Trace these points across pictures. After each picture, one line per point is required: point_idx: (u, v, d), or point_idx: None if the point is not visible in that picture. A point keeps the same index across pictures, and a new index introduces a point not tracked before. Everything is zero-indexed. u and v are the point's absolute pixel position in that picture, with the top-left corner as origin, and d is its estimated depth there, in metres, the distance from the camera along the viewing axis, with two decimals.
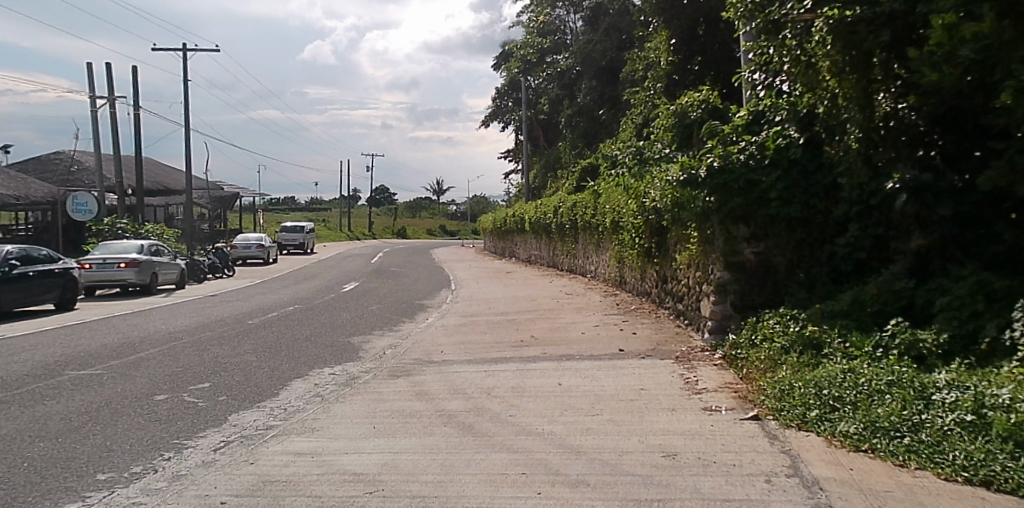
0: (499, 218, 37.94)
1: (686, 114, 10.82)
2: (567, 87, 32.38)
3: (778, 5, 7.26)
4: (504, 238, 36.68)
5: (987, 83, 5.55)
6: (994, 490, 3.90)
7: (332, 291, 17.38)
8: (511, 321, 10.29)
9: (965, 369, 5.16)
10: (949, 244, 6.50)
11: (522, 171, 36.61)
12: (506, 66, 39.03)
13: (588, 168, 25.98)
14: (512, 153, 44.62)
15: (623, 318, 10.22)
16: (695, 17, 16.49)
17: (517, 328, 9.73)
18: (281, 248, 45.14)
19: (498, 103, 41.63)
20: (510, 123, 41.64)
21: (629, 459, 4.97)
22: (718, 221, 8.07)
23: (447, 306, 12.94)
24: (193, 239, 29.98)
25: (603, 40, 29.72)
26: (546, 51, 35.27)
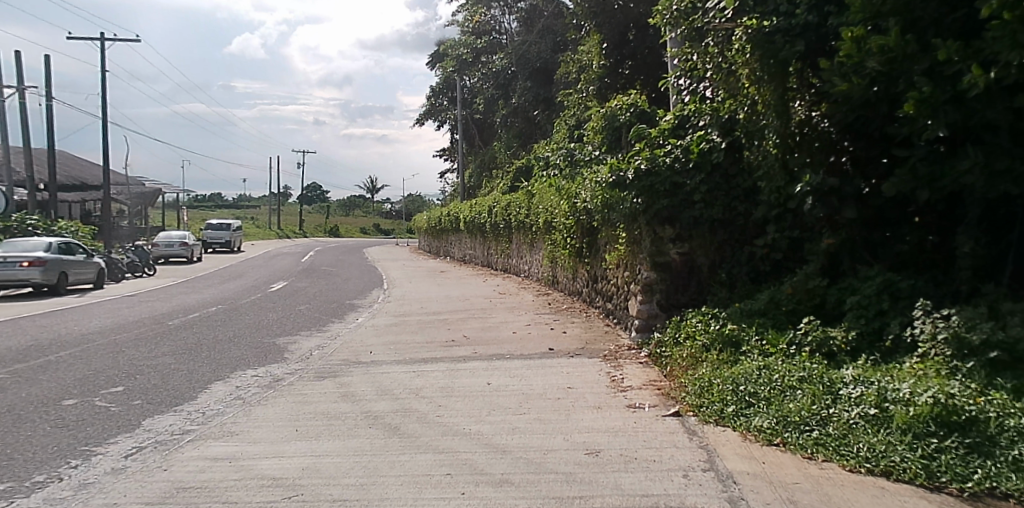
0: (434, 217, 37.51)
1: (616, 117, 11.14)
2: (501, 86, 32.39)
3: (701, 12, 7.42)
4: (439, 238, 36.24)
5: (892, 94, 5.88)
6: (894, 480, 4.28)
7: (259, 291, 16.95)
8: (443, 321, 10.24)
9: (871, 365, 5.56)
10: (858, 247, 6.83)
11: (459, 170, 36.38)
12: (442, 66, 38.90)
13: (522, 167, 25.95)
14: (448, 152, 44.41)
15: (554, 318, 10.29)
16: (626, 23, 16.58)
17: (448, 328, 9.72)
18: (207, 247, 43.57)
19: (432, 102, 41.22)
20: (445, 122, 41.38)
21: (553, 458, 5.05)
22: (645, 222, 8.14)
23: (377, 306, 12.76)
24: (112, 237, 28.66)
25: (538, 41, 29.76)
26: (480, 52, 35.44)
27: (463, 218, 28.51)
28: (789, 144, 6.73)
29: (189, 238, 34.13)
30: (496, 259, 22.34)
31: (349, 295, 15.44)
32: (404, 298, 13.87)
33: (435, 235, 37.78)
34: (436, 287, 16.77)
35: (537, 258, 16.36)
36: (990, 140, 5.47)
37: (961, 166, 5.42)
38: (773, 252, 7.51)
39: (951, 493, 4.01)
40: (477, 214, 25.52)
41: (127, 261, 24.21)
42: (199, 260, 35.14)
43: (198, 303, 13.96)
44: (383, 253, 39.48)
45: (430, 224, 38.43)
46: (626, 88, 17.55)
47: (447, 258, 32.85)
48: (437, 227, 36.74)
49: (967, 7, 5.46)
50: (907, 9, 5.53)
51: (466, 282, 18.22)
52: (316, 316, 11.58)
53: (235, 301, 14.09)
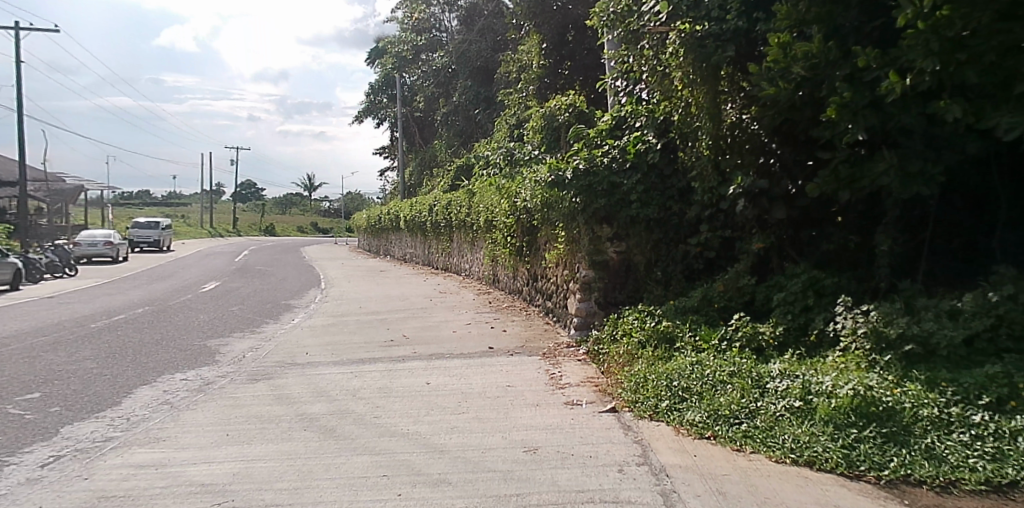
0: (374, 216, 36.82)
1: (554, 118, 11.34)
2: (441, 85, 32.14)
3: (637, 16, 7.55)
4: (380, 237, 35.66)
5: (816, 98, 6.12)
6: (817, 469, 4.52)
7: (190, 292, 16.38)
8: (381, 321, 10.13)
9: (796, 359, 5.86)
10: (786, 245, 7.11)
11: (399, 169, 35.97)
12: (382, 63, 38.40)
13: (463, 167, 25.85)
14: (387, 150, 43.78)
15: (494, 316, 10.31)
16: (565, 24, 16.97)
17: (386, 327, 9.62)
18: (135, 246, 41.78)
19: (372, 99, 40.64)
20: (386, 120, 40.86)
21: (491, 456, 5.08)
22: (583, 222, 8.25)
23: (315, 306, 12.52)
24: (30, 235, 27.15)
25: (478, 40, 29.66)
26: (420, 50, 35.16)
27: (403, 217, 28.12)
28: (721, 145, 6.97)
29: (114, 238, 32.67)
30: (437, 258, 22.20)
31: (284, 295, 15.10)
32: (343, 298, 13.64)
33: (375, 234, 36.96)
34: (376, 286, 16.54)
35: (478, 257, 16.34)
36: (904, 144, 5.78)
37: (878, 168, 5.70)
38: (706, 250, 7.72)
39: (870, 480, 4.31)
40: (417, 213, 25.24)
41: (46, 261, 23.02)
42: (126, 260, 33.62)
43: (124, 305, 13.41)
44: (321, 253, 37.53)
45: (371, 223, 37.78)
46: (564, 88, 17.69)
47: (387, 258, 32.34)
48: (377, 226, 36.15)
49: (884, 16, 5.74)
50: (830, 17, 5.77)
51: (406, 281, 18.03)
52: (251, 317, 11.26)
53: (164, 302, 13.57)
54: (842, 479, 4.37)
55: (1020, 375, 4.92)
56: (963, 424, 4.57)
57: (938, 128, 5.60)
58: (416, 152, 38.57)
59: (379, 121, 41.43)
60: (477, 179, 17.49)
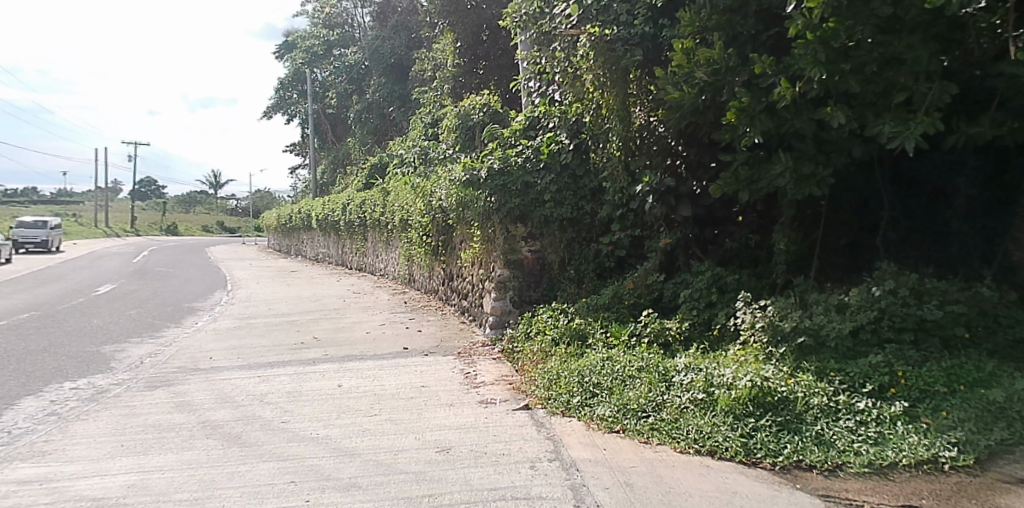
0: (284, 215, 35.51)
1: (467, 117, 11.30)
2: (354, 81, 31.26)
3: (549, 17, 7.66)
4: (292, 236, 34.44)
5: (718, 103, 6.40)
6: (718, 458, 4.72)
7: (83, 295, 15.38)
8: (292, 324, 9.83)
9: (700, 353, 6.13)
10: (691, 243, 7.41)
11: (311, 167, 34.74)
12: (292, 57, 37.16)
13: (379, 164, 24.96)
14: (299, 147, 42.21)
15: (409, 317, 10.20)
16: (479, 24, 16.68)
17: (297, 330, 9.33)
18: (21, 246, 38.72)
19: (284, 95, 39.30)
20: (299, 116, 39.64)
21: (402, 458, 5.02)
22: (498, 221, 8.28)
23: (221, 309, 12.01)
24: None
25: (393, 36, 29.10)
26: (332, 45, 34.19)
27: (316, 216, 27.31)
28: (630, 147, 7.21)
29: None
30: (351, 258, 21.70)
31: (188, 297, 14.42)
32: (250, 300, 13.13)
33: (287, 234, 35.69)
34: (288, 287, 16.02)
35: (393, 257, 16.10)
36: (799, 147, 6.09)
37: (775, 170, 6.02)
38: (617, 249, 7.92)
39: (765, 466, 4.57)
40: (330, 212, 24.57)
41: None
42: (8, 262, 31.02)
43: (6, 310, 12.40)
44: (227, 254, 35.90)
45: (283, 223, 36.45)
46: (480, 88, 17.61)
47: (299, 258, 31.26)
48: (289, 225, 34.88)
49: (779, 26, 6.08)
50: (730, 25, 6.04)
51: (320, 282, 17.54)
52: (150, 321, 10.67)
53: (52, 307, 12.66)
54: (740, 466, 4.60)
55: (898, 364, 5.37)
56: (848, 411, 4.95)
57: (827, 133, 5.96)
58: (329, 149, 37.33)
59: (292, 117, 40.00)
60: (392, 178, 17.21)
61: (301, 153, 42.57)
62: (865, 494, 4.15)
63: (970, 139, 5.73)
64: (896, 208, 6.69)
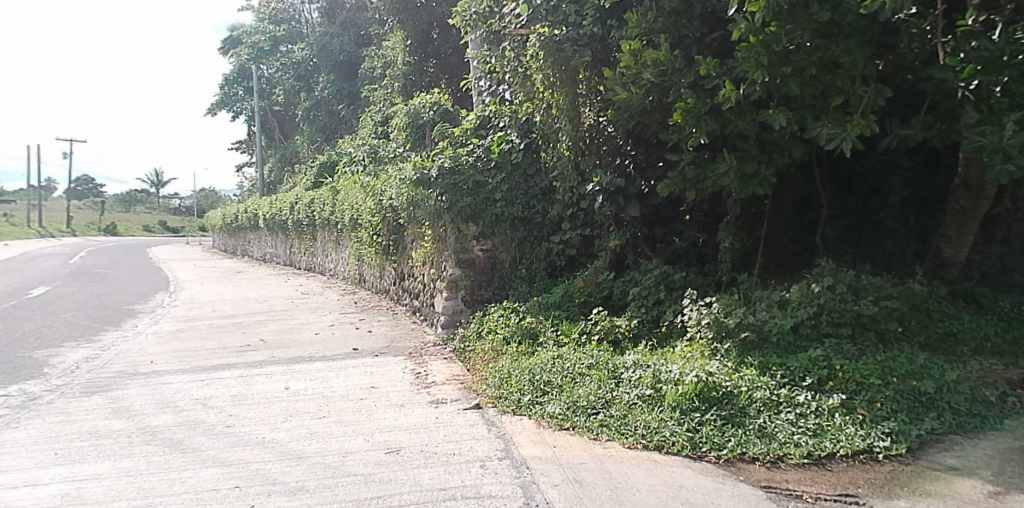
0: (230, 214, 34.54)
1: (418, 115, 11.34)
2: (302, 79, 30.51)
3: (499, 17, 7.66)
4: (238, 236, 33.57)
5: (665, 103, 6.51)
6: (665, 452, 4.81)
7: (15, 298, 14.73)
8: (238, 325, 9.61)
9: (649, 349, 6.23)
10: (640, 242, 7.54)
11: (257, 164, 33.88)
12: (238, 52, 36.24)
13: (324, 161, 24.32)
14: (246, 144, 41.20)
15: (359, 317, 10.10)
16: (429, 21, 16.60)
17: (243, 332, 9.12)
18: None
19: (229, 91, 38.24)
20: (244, 112, 38.58)
21: (351, 460, 4.97)
22: (450, 220, 8.24)
23: (164, 311, 11.65)
24: None
25: (342, 33, 28.58)
26: (280, 41, 33.52)
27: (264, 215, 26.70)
28: (580, 147, 7.29)
29: None
30: (300, 258, 21.29)
31: (128, 300, 13.95)
32: (195, 302, 12.77)
33: (233, 233, 34.75)
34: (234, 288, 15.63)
35: (343, 257, 15.88)
36: (743, 147, 6.23)
37: (719, 170, 6.16)
38: (568, 247, 8.00)
39: (711, 460, 4.67)
40: (278, 211, 23.99)
41: None
42: None
43: None
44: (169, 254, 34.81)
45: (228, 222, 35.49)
46: (430, 86, 17.48)
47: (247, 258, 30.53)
48: (235, 224, 33.98)
49: (722, 29, 6.23)
50: (676, 27, 6.15)
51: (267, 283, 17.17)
52: (88, 324, 10.28)
53: None
54: (686, 460, 4.69)
55: (836, 358, 5.55)
56: (789, 404, 5.10)
57: (769, 134, 6.12)
58: (274, 148, 36.09)
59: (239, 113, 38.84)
60: (342, 177, 16.97)
61: (248, 151, 41.46)
62: (804, 484, 4.28)
63: (903, 141, 5.97)
64: (835, 208, 6.94)
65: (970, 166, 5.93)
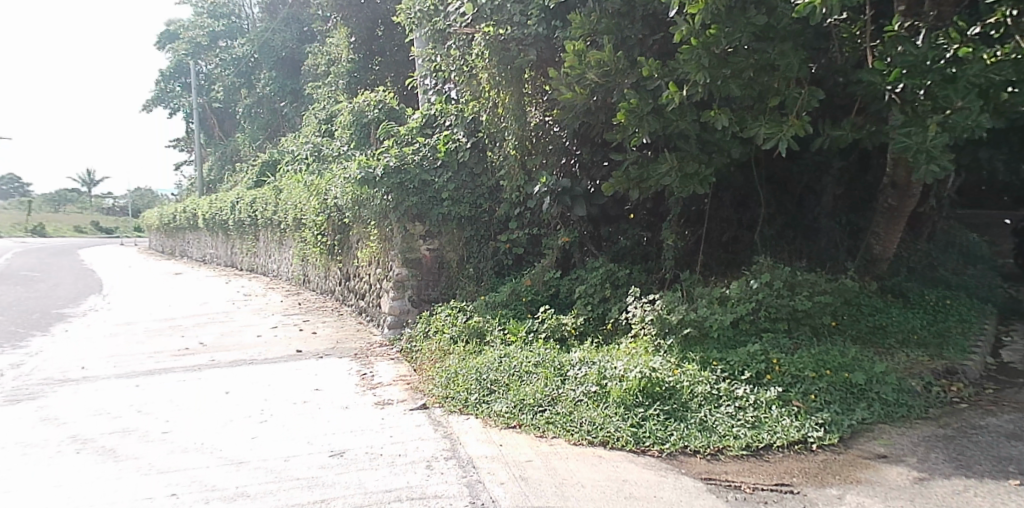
0: (167, 213, 33.32)
1: (363, 113, 11.23)
2: (242, 75, 29.87)
3: (443, 15, 7.58)
4: (176, 236, 32.43)
5: (609, 103, 6.60)
6: (609, 448, 4.86)
7: None
8: (176, 328, 9.31)
9: (594, 347, 6.31)
10: (586, 240, 7.64)
11: (196, 162, 32.86)
12: (174, 47, 34.94)
13: (266, 161, 23.58)
14: (184, 142, 39.86)
15: (303, 318, 9.92)
16: (373, 18, 16.47)
17: (182, 335, 8.85)
18: None
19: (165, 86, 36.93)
20: (181, 108, 37.30)
21: (294, 464, 4.88)
22: (396, 220, 8.16)
23: (97, 314, 11.19)
24: None
25: (283, 28, 27.69)
26: (218, 36, 32.90)
27: (202, 214, 25.83)
28: (526, 146, 7.43)
29: None
30: (241, 259, 20.72)
31: (58, 304, 13.33)
32: (130, 305, 12.30)
33: (171, 234, 33.52)
34: (171, 290, 15.11)
35: (287, 257, 15.54)
36: (684, 147, 6.35)
37: (662, 169, 6.28)
38: (515, 246, 8.04)
39: (654, 454, 4.75)
40: (218, 211, 23.20)
41: None
42: None
43: None
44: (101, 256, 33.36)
45: (165, 222, 34.20)
46: (375, 84, 17.25)
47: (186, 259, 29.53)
48: (172, 224, 32.78)
49: (664, 31, 6.34)
50: (618, 28, 6.23)
51: (206, 284, 16.65)
52: (14, 330, 9.80)
53: None
54: (630, 455, 4.76)
55: (773, 352, 5.72)
56: (729, 398, 5.23)
57: (709, 134, 6.27)
58: (215, 145, 35.01)
59: (176, 109, 37.54)
60: (285, 176, 16.62)
61: (189, 149, 40.08)
62: (743, 475, 4.39)
63: (835, 141, 6.20)
64: (772, 206, 7.17)
65: (898, 166, 6.19)
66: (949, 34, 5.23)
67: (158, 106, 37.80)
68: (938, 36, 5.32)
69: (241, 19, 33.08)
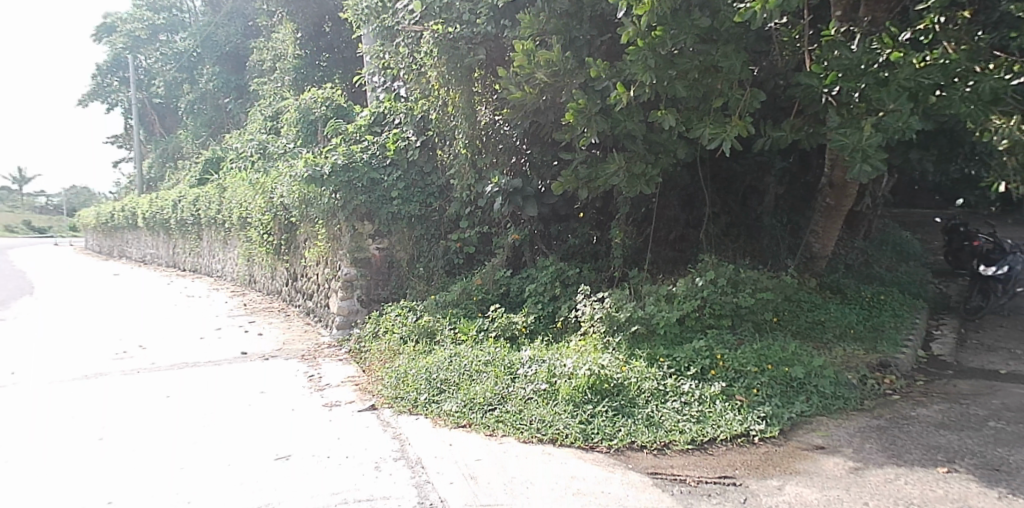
0: (104, 213, 32.03)
1: (310, 110, 11.07)
2: (184, 70, 28.68)
3: (391, 12, 7.48)
4: (115, 236, 31.22)
5: (559, 103, 6.65)
6: (558, 445, 4.89)
7: None
8: (114, 331, 8.99)
9: (543, 345, 6.34)
10: (536, 239, 7.69)
11: (135, 160, 31.75)
12: (110, 40, 33.63)
13: (210, 159, 22.72)
14: (123, 139, 38.39)
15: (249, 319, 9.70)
16: (321, 14, 16.50)
17: (120, 338, 8.54)
18: None
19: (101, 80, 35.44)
20: (119, 104, 35.93)
21: (238, 468, 4.77)
22: (344, 219, 8.07)
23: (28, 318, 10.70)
24: None
25: (227, 23, 27.18)
26: (157, 30, 31.68)
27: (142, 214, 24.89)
28: (476, 145, 7.43)
29: None
30: (184, 259, 20.09)
31: None
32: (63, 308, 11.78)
33: (109, 234, 32.23)
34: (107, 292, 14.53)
35: (231, 258, 15.16)
36: (632, 147, 6.44)
37: (610, 169, 6.36)
38: (465, 246, 8.03)
39: (602, 450, 4.80)
40: (159, 209, 22.43)
41: None
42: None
43: None
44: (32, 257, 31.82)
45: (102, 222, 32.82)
46: (322, 81, 17.00)
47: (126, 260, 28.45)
48: (110, 224, 31.49)
49: (612, 32, 6.42)
50: (567, 29, 6.27)
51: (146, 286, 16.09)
52: None
53: None
54: (578, 451, 4.79)
55: (717, 348, 5.85)
56: (675, 393, 5.33)
57: (656, 135, 6.37)
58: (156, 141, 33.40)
59: (114, 105, 36.12)
60: (229, 174, 16.23)
61: (129, 146, 38.66)
62: (688, 469, 4.48)
63: (776, 142, 6.37)
64: (717, 206, 7.33)
65: (835, 166, 6.41)
66: (882, 39, 5.43)
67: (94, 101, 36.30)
68: (872, 41, 5.53)
69: (185, 12, 32.25)
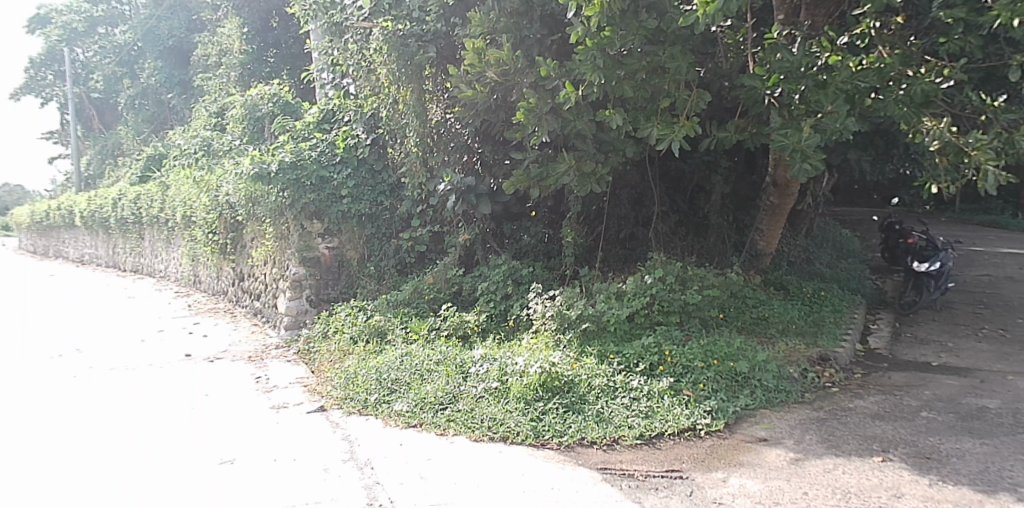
0: (40, 212, 30.66)
1: (256, 107, 10.86)
2: (125, 64, 27.87)
3: (339, 9, 7.41)
4: (51, 236, 29.90)
5: (510, 102, 6.67)
6: (510, 442, 4.90)
7: None
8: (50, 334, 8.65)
9: (495, 344, 6.35)
10: (487, 238, 7.71)
11: (75, 157, 30.55)
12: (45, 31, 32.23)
13: (152, 156, 22.11)
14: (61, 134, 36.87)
15: (193, 321, 9.46)
16: (268, 9, 16.15)
17: (56, 341, 8.21)
18: None
19: (37, 73, 34.01)
20: (56, 98, 34.48)
21: (181, 473, 4.64)
22: (293, 217, 7.97)
23: None
24: None
25: (171, 16, 26.43)
26: (96, 22, 30.57)
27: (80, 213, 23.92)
28: (426, 144, 7.33)
29: None
30: (125, 259, 19.42)
31: None
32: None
33: (45, 234, 30.87)
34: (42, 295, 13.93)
35: (175, 258, 14.74)
36: (582, 147, 6.51)
37: (560, 168, 6.41)
38: (417, 244, 7.99)
39: (553, 447, 4.83)
40: (99, 208, 21.60)
41: None
42: None
43: None
44: None
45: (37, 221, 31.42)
46: (269, 77, 16.69)
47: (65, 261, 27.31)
48: (45, 224, 30.14)
49: (562, 31, 6.46)
50: (517, 27, 6.28)
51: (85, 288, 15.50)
52: None
53: None
54: (529, 448, 4.82)
55: (665, 344, 5.95)
56: (624, 389, 5.40)
57: (606, 134, 6.44)
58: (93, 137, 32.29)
59: (51, 98, 34.67)
60: (172, 171, 15.77)
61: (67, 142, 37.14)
62: (636, 463, 4.55)
63: (722, 142, 6.52)
64: (666, 204, 7.46)
65: (778, 166, 6.59)
66: (822, 43, 5.61)
67: (30, 95, 34.77)
68: (812, 45, 5.71)
69: None
